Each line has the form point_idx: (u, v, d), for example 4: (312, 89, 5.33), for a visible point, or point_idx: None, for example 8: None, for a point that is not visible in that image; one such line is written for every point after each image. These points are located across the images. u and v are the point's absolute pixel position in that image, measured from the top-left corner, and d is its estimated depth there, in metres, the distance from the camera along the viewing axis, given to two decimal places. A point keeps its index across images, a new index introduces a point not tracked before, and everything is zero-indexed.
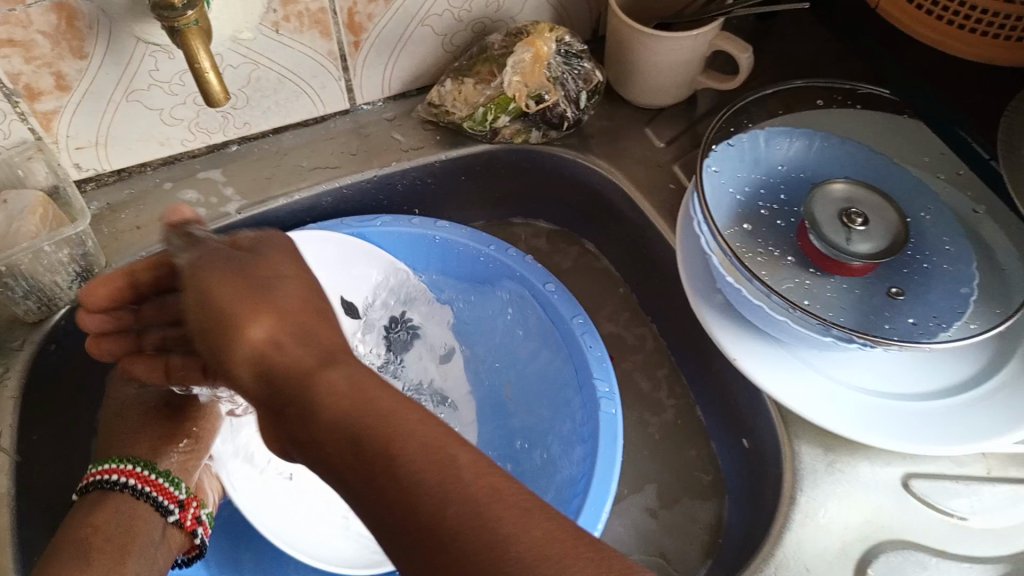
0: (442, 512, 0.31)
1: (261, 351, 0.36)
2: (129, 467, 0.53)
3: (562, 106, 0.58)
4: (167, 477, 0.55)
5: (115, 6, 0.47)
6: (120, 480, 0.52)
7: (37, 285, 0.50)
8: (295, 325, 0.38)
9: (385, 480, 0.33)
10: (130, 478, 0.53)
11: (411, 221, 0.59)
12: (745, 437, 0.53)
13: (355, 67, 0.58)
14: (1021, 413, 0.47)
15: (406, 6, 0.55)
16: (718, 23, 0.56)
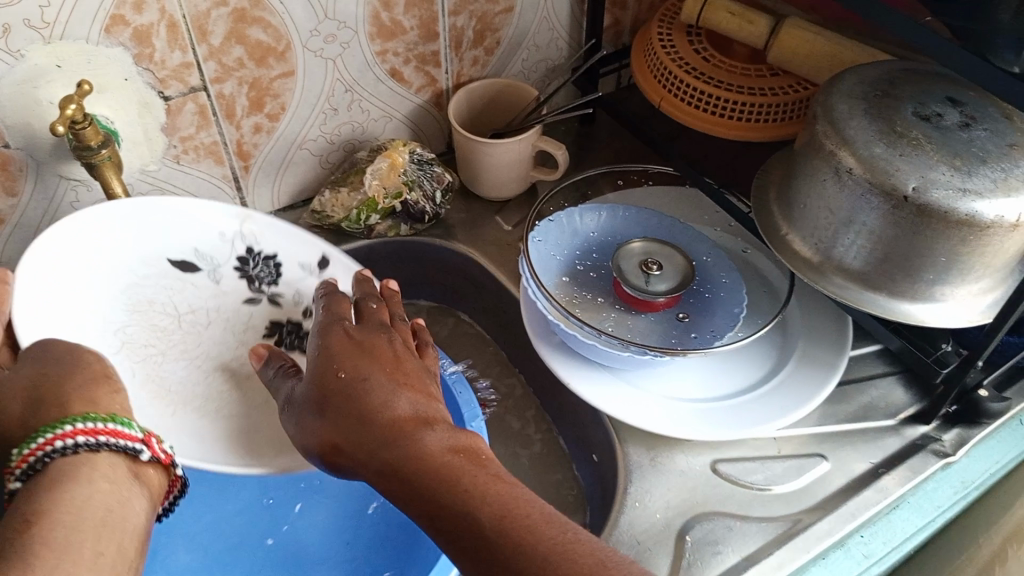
0: (478, 523, 0.41)
1: (359, 416, 0.47)
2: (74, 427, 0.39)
3: (421, 203, 0.71)
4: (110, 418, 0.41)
5: (42, 152, 0.58)
6: (78, 446, 0.39)
7: None
8: (388, 389, 0.49)
9: (442, 507, 0.43)
10: (85, 437, 0.39)
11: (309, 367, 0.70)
12: (596, 454, 0.65)
13: (247, 187, 0.71)
14: (793, 401, 0.60)
15: (285, 133, 0.69)
16: (538, 128, 0.72)
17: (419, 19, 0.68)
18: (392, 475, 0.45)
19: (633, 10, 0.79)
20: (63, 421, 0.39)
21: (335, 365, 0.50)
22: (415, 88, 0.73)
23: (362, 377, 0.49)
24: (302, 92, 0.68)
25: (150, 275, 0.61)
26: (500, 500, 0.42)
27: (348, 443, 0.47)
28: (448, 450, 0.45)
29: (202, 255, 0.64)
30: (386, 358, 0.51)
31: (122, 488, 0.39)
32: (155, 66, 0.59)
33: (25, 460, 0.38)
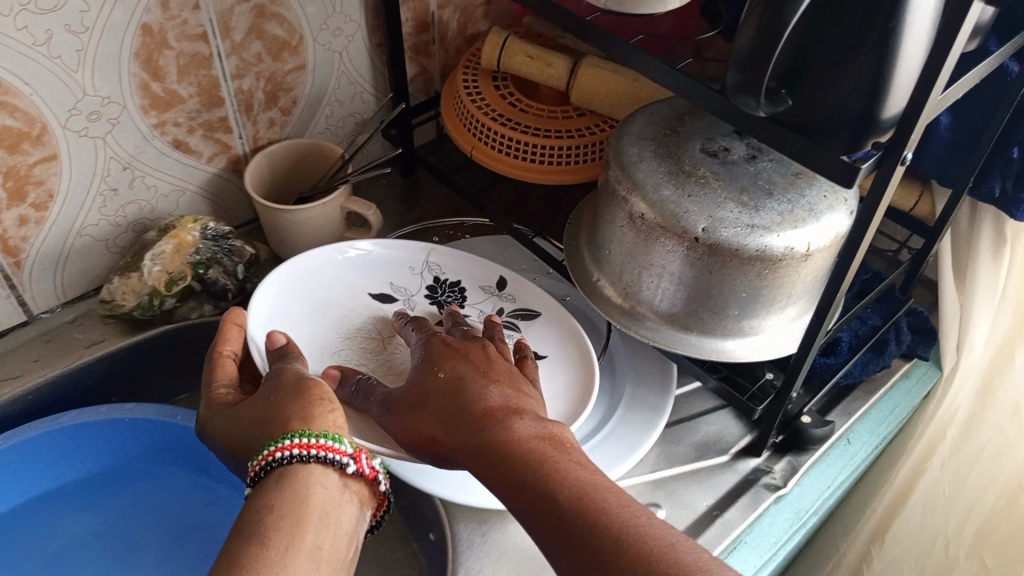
0: (555, 503, 0.41)
1: (454, 410, 0.49)
2: (297, 439, 0.42)
3: (222, 280, 0.67)
4: (326, 435, 0.43)
5: None
6: (293, 457, 0.41)
7: None
8: (478, 382, 0.50)
9: (527, 489, 0.42)
10: (303, 450, 0.41)
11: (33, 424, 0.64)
12: (432, 531, 0.61)
13: (23, 283, 0.64)
14: (621, 450, 0.58)
15: (59, 222, 0.63)
16: (344, 188, 0.68)
17: (197, 85, 0.64)
18: (479, 458, 0.45)
19: (440, 56, 0.78)
20: (304, 432, 0.42)
21: (434, 368, 0.52)
22: (207, 157, 0.69)
23: (457, 377, 0.51)
24: (70, 176, 0.61)
25: (354, 304, 0.65)
26: (577, 483, 0.42)
27: (444, 433, 0.48)
28: (537, 436, 0.45)
29: (397, 288, 0.67)
30: (479, 359, 0.53)
31: (335, 495, 0.41)
32: None
33: (264, 460, 0.41)
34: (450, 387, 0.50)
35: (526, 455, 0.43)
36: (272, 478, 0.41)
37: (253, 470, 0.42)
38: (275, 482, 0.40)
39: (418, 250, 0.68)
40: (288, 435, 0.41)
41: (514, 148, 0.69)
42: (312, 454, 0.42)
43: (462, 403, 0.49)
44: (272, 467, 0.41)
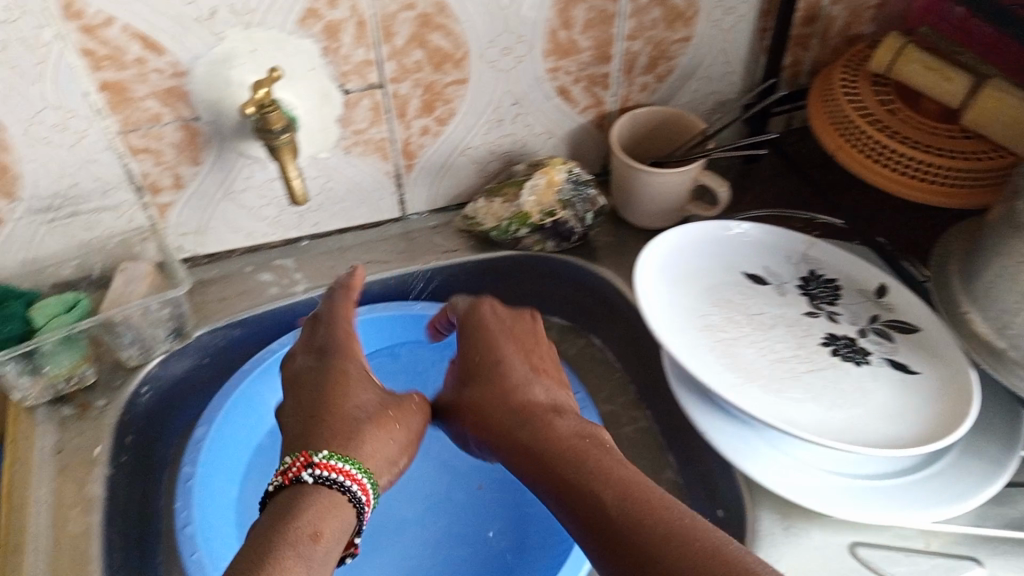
0: (598, 497, 0.46)
1: (504, 405, 0.57)
2: (343, 466, 0.51)
3: (571, 222, 0.71)
4: (353, 464, 0.51)
5: (226, 129, 0.63)
6: (328, 476, 0.49)
7: (141, 335, 0.63)
8: (524, 376, 0.60)
9: (568, 480, 0.49)
10: (340, 475, 0.50)
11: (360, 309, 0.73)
12: (721, 509, 0.63)
13: (407, 184, 0.73)
14: (953, 495, 0.54)
15: (450, 138, 0.71)
16: (700, 162, 0.69)
17: (596, 39, 0.68)
18: (527, 455, 0.53)
19: (816, 51, 0.76)
20: (339, 457, 0.51)
21: (479, 352, 0.62)
22: (581, 107, 0.73)
23: (498, 361, 0.61)
24: (471, 101, 0.69)
25: (728, 282, 0.64)
26: (613, 476, 0.48)
27: (492, 424, 0.57)
28: (575, 435, 0.53)
29: (770, 273, 0.66)
30: (524, 345, 0.63)
31: (339, 521, 0.48)
32: (338, 61, 0.62)
33: (297, 470, 0.49)
34: (494, 383, 0.59)
35: (569, 452, 0.51)
36: (326, 495, 0.48)
37: (315, 461, 0.50)
38: (325, 498, 0.48)
39: (798, 242, 0.67)
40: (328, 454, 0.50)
41: (887, 156, 0.66)
42: (335, 476, 0.50)
43: (511, 391, 0.58)
44: (328, 486, 0.49)
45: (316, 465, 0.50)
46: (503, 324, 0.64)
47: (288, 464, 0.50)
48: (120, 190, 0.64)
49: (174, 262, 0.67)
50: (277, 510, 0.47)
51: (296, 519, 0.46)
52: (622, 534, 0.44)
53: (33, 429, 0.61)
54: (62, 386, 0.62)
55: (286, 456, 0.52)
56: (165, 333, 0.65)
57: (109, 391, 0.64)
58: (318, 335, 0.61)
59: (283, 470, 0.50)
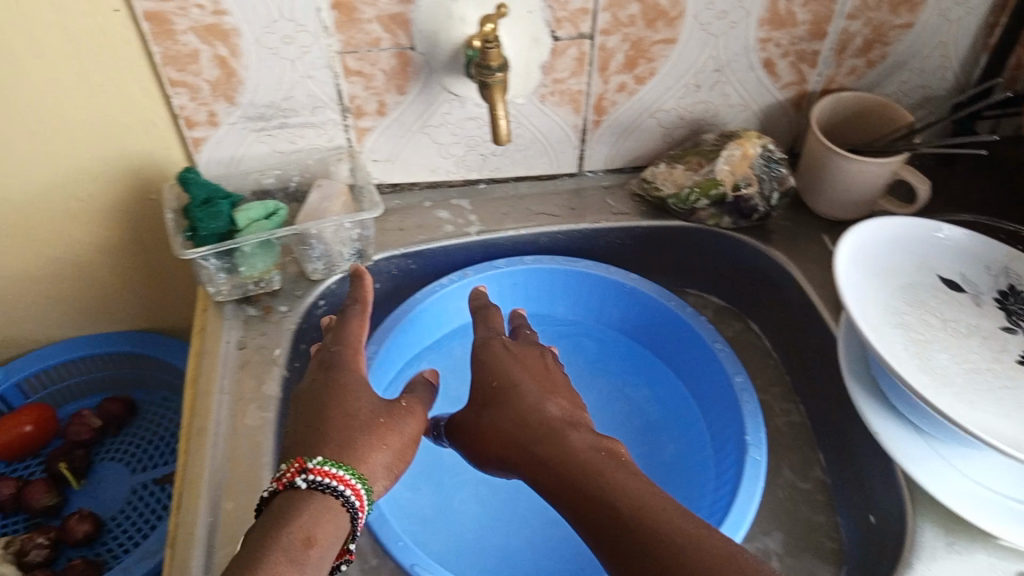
0: (613, 512, 0.43)
1: (515, 423, 0.50)
2: (342, 473, 0.46)
3: (756, 200, 0.68)
4: (348, 470, 0.46)
5: (437, 61, 0.64)
6: (329, 483, 0.45)
7: (329, 250, 0.66)
8: (538, 390, 0.52)
9: (601, 514, 0.43)
10: (343, 484, 0.46)
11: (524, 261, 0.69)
12: (871, 514, 0.56)
13: (590, 140, 0.72)
14: None
15: (644, 98, 0.69)
16: (906, 156, 0.65)
17: (814, 15, 0.65)
18: (540, 467, 0.47)
19: None
20: (338, 464, 0.46)
21: (492, 376, 0.54)
22: (782, 84, 0.71)
23: (513, 382, 0.53)
24: (674, 64, 0.67)
25: (923, 283, 0.61)
26: (644, 509, 0.42)
27: (505, 438, 0.50)
28: (593, 449, 0.47)
29: (967, 281, 0.62)
30: (534, 368, 0.55)
31: (334, 530, 0.44)
32: (557, 6, 0.62)
33: (290, 477, 0.45)
34: (507, 402, 0.52)
35: (587, 467, 0.45)
36: (321, 504, 0.44)
37: (309, 467, 0.46)
38: (321, 506, 0.44)
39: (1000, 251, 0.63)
40: (323, 461, 0.46)
41: None
42: (332, 482, 0.45)
43: (518, 403, 0.51)
44: (325, 492, 0.45)
45: (310, 471, 0.45)
46: (501, 350, 0.55)
47: (282, 469, 0.46)
48: (329, 109, 0.66)
49: (366, 187, 0.68)
50: (267, 517, 0.44)
51: (289, 522, 0.43)
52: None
53: (221, 321, 0.65)
54: (251, 287, 0.65)
55: (281, 463, 0.47)
56: (349, 252, 0.67)
57: (291, 299, 0.66)
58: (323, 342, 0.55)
59: (277, 475, 0.46)
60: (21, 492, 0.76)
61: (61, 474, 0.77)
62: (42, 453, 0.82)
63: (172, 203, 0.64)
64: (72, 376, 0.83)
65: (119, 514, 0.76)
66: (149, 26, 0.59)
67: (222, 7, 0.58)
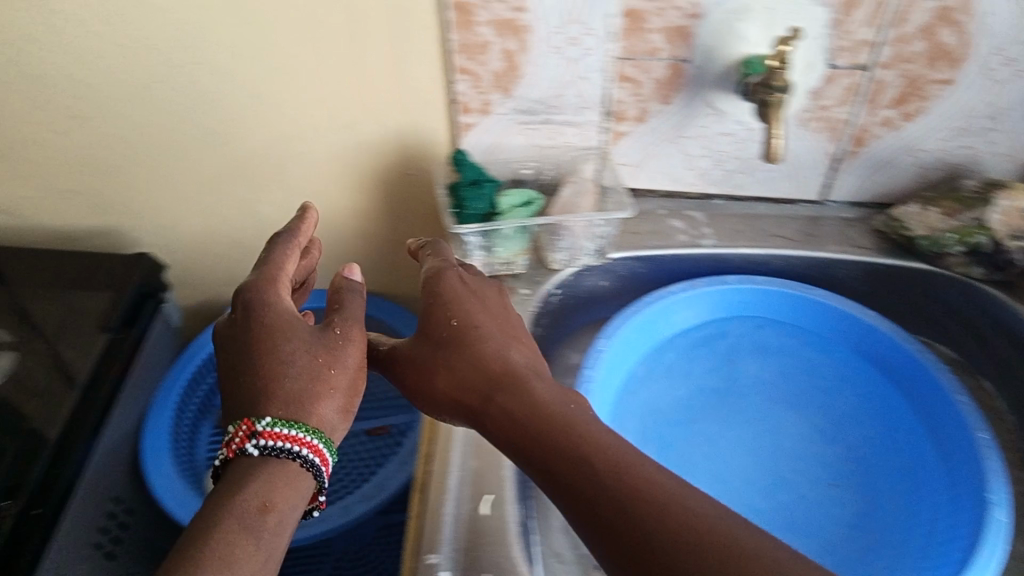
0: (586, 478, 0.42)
1: (477, 369, 0.50)
2: (295, 433, 0.46)
3: (1018, 254, 0.65)
4: (308, 430, 0.47)
5: (709, 76, 0.65)
6: (282, 447, 0.46)
7: (574, 243, 0.69)
8: (496, 338, 0.52)
9: (587, 480, 0.42)
10: (297, 445, 0.46)
11: (757, 280, 0.71)
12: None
13: (840, 171, 0.72)
14: None
15: (907, 136, 0.68)
16: None
17: None
18: (520, 432, 0.46)
19: None
20: (286, 423, 0.46)
21: (449, 311, 0.53)
22: None
23: (474, 322, 0.53)
24: (948, 105, 0.66)
25: None
26: (624, 472, 0.42)
27: (465, 389, 0.50)
28: (563, 402, 0.47)
29: None
30: (493, 309, 0.55)
31: (287, 493, 0.45)
32: (841, 35, 0.62)
33: (239, 442, 0.46)
34: (452, 346, 0.51)
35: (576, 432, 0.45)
36: (275, 468, 0.46)
37: (259, 430, 0.46)
38: (278, 471, 0.46)
39: None
40: (271, 422, 0.46)
41: None
42: (284, 445, 0.46)
43: (474, 352, 0.51)
44: (281, 457, 0.46)
45: (259, 435, 0.46)
46: (446, 290, 0.55)
47: (232, 433, 0.47)
48: (593, 111, 0.69)
49: (614, 189, 0.71)
50: (222, 488, 0.45)
51: (242, 491, 0.45)
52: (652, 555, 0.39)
53: None
54: (499, 266, 0.70)
55: (229, 424, 0.48)
56: (590, 247, 0.70)
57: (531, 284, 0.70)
58: (274, 252, 0.56)
59: (227, 438, 0.47)
60: None
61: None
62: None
63: (443, 181, 0.70)
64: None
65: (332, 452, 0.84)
66: (454, 15, 0.63)
67: (524, 4, 0.62)
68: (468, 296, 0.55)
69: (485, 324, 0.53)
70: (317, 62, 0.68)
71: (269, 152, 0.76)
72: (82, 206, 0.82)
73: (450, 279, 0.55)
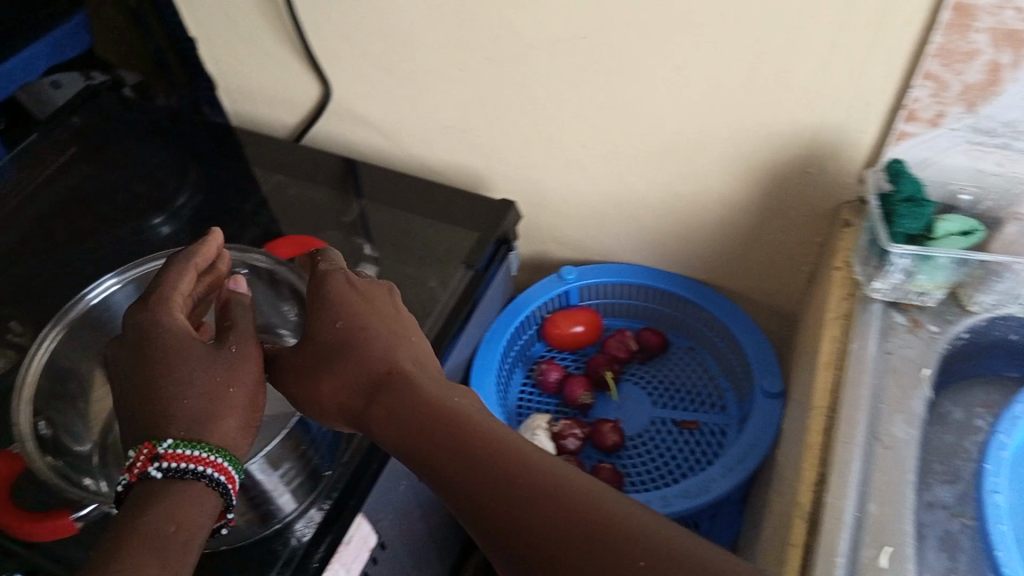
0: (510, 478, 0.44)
1: (362, 368, 0.51)
2: (201, 454, 0.46)
3: None
4: (219, 452, 0.47)
5: None
6: (185, 469, 0.46)
7: (1011, 288, 0.61)
8: (384, 340, 0.52)
9: (505, 492, 0.44)
10: (208, 468, 0.46)
11: None
12: None
13: None
14: None
15: None
16: None
17: None
18: (425, 440, 0.48)
19: None
20: (190, 444, 0.46)
21: (337, 315, 0.53)
22: None
23: (361, 324, 0.53)
24: None
25: None
26: (501, 455, 0.45)
27: (347, 390, 0.51)
28: (445, 389, 0.50)
29: None
30: (384, 310, 0.55)
31: (191, 513, 0.45)
32: None
33: (141, 467, 0.45)
34: (336, 354, 0.52)
35: (473, 423, 0.47)
36: (179, 488, 0.45)
37: (162, 452, 0.45)
38: (184, 490, 0.45)
39: None
40: (177, 444, 0.45)
41: None
42: (188, 465, 0.46)
43: (366, 354, 0.51)
44: (182, 478, 0.45)
45: (162, 457, 0.45)
46: (349, 296, 0.54)
47: (132, 458, 0.46)
48: None
49: None
50: (128, 509, 0.45)
51: (145, 512, 0.44)
52: (545, 548, 0.42)
53: (866, 317, 0.65)
54: (912, 294, 0.64)
55: (132, 445, 0.47)
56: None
57: (941, 319, 0.64)
58: (174, 275, 0.52)
59: (129, 464, 0.46)
60: (567, 382, 0.86)
61: (604, 381, 0.86)
62: (581, 353, 0.92)
63: (871, 188, 0.64)
64: (632, 297, 0.91)
65: (644, 433, 0.83)
66: (950, 16, 0.56)
67: None
68: (340, 291, 0.54)
69: (355, 311, 0.53)
70: (755, 43, 0.63)
71: (662, 125, 0.73)
72: (455, 143, 0.84)
73: (339, 283, 0.55)
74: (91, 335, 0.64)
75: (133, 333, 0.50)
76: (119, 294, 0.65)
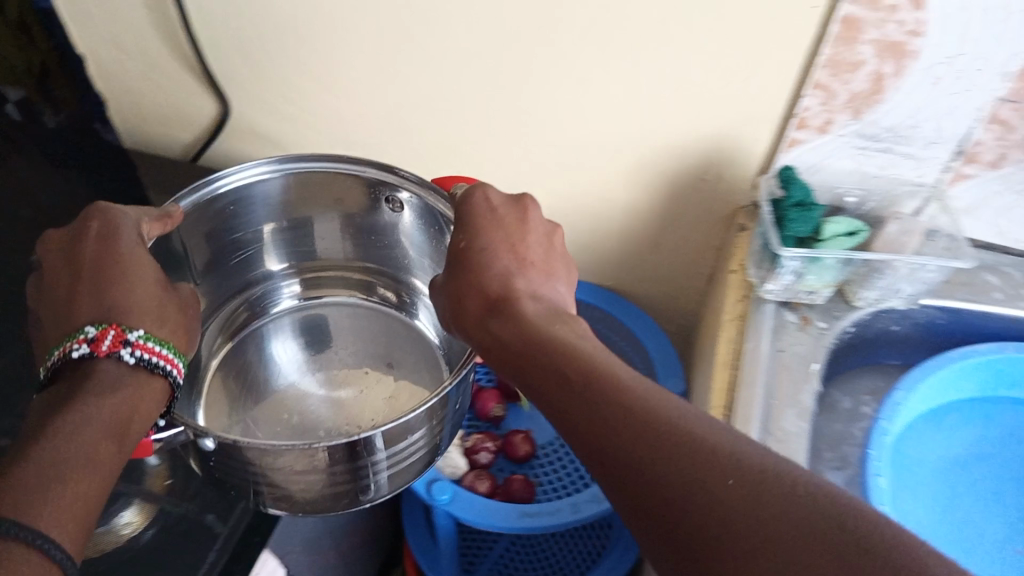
0: (582, 384, 0.41)
1: (484, 272, 0.51)
2: (166, 352, 0.51)
3: None
4: (171, 349, 0.52)
5: None
6: (156, 361, 0.50)
7: (883, 289, 0.67)
8: (503, 244, 0.52)
9: (574, 394, 0.41)
10: (169, 364, 0.51)
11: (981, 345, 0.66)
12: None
13: None
14: None
15: None
16: None
17: None
18: (515, 355, 0.46)
19: None
20: (159, 341, 0.51)
21: (466, 231, 0.54)
22: None
23: (484, 247, 0.52)
24: None
25: None
26: (593, 369, 0.41)
27: (468, 291, 0.51)
28: (549, 315, 0.47)
29: None
30: (514, 231, 0.53)
31: (140, 403, 0.47)
32: None
33: (109, 348, 0.48)
34: (466, 271, 0.52)
35: (555, 344, 0.44)
36: (140, 376, 0.49)
37: (131, 341, 0.49)
38: (142, 384, 0.49)
39: None
40: (147, 336, 0.50)
41: None
42: (155, 359, 0.50)
43: (496, 259, 0.51)
44: (152, 370, 0.50)
45: (133, 344, 0.49)
46: (487, 223, 0.53)
47: (98, 333, 0.48)
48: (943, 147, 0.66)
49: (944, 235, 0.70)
50: (76, 385, 0.46)
51: (107, 389, 0.46)
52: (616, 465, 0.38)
53: (758, 325, 0.67)
54: (801, 294, 0.67)
55: (78, 330, 0.49)
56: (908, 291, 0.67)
57: (829, 317, 0.68)
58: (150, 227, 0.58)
59: (91, 337, 0.48)
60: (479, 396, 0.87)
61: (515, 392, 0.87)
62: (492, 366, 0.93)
63: (764, 194, 0.68)
64: None
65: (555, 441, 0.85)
66: (839, 29, 0.59)
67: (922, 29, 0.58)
68: (474, 216, 0.54)
69: (490, 235, 0.53)
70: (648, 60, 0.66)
71: (566, 136, 0.75)
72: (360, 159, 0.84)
73: (477, 202, 0.55)
74: (198, 215, 0.66)
75: (92, 230, 0.55)
76: (264, 183, 0.67)
